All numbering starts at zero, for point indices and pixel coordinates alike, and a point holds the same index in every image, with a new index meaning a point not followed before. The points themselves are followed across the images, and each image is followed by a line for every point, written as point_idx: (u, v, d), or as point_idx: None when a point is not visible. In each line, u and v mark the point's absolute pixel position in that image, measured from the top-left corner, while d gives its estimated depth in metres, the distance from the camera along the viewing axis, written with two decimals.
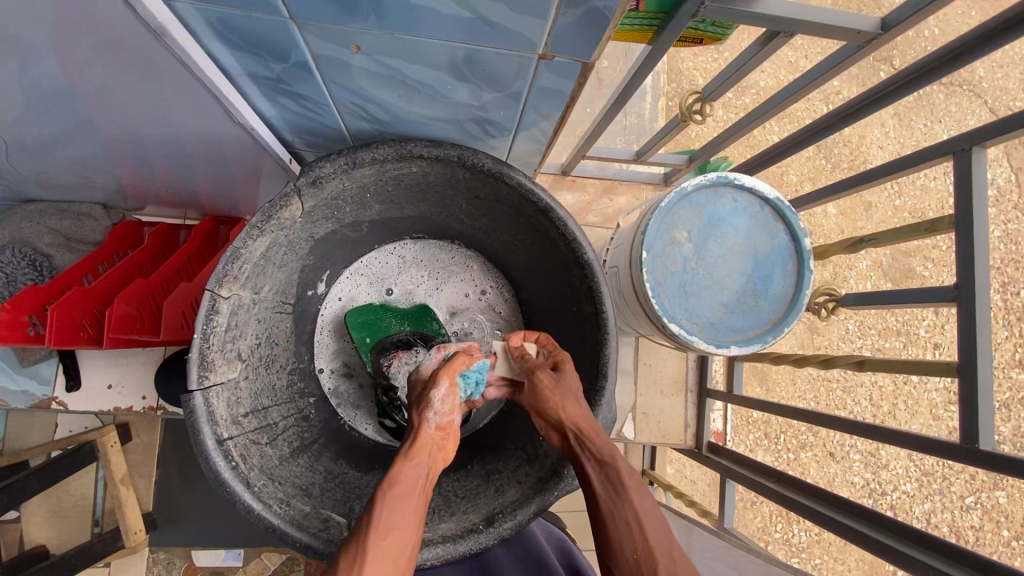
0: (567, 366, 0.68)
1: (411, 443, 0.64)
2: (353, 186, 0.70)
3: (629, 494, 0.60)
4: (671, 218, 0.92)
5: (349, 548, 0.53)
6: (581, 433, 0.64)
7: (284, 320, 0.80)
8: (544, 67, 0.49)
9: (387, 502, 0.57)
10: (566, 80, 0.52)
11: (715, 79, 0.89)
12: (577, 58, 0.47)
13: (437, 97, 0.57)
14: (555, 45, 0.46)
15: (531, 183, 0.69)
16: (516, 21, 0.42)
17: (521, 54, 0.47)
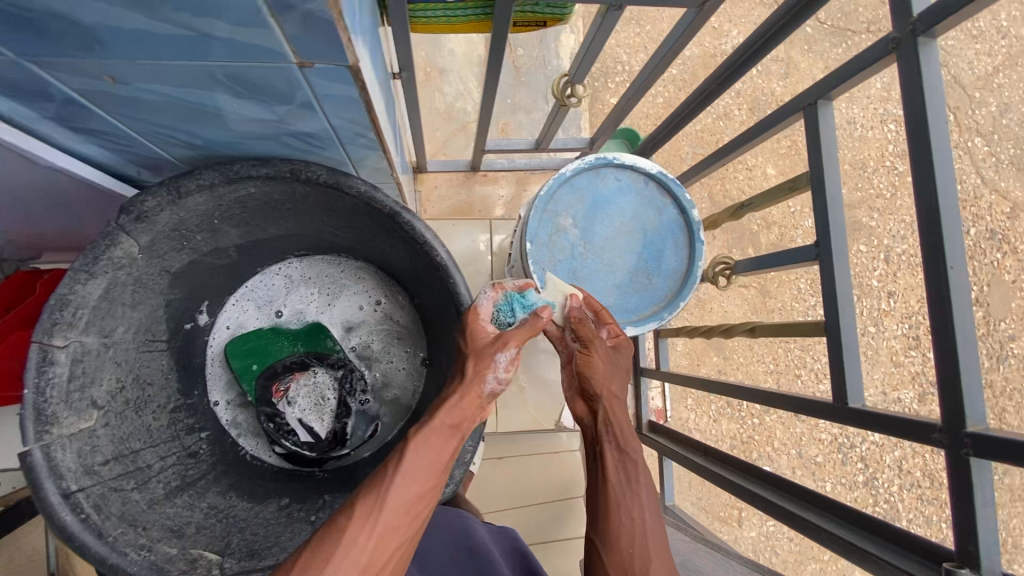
0: (622, 352, 0.86)
1: (454, 397, 0.66)
2: (191, 216, 0.68)
3: (645, 488, 0.79)
4: (554, 206, 0.91)
5: (369, 489, 0.58)
6: (614, 420, 0.82)
7: (156, 359, 0.78)
8: (312, 75, 0.47)
9: (417, 454, 0.61)
10: (346, 85, 0.50)
11: (576, 60, 0.87)
12: (338, 64, 0.45)
13: (232, 116, 0.55)
14: (302, 52, 0.44)
15: (371, 189, 0.67)
16: (238, 32, 0.40)
17: (276, 65, 0.45)
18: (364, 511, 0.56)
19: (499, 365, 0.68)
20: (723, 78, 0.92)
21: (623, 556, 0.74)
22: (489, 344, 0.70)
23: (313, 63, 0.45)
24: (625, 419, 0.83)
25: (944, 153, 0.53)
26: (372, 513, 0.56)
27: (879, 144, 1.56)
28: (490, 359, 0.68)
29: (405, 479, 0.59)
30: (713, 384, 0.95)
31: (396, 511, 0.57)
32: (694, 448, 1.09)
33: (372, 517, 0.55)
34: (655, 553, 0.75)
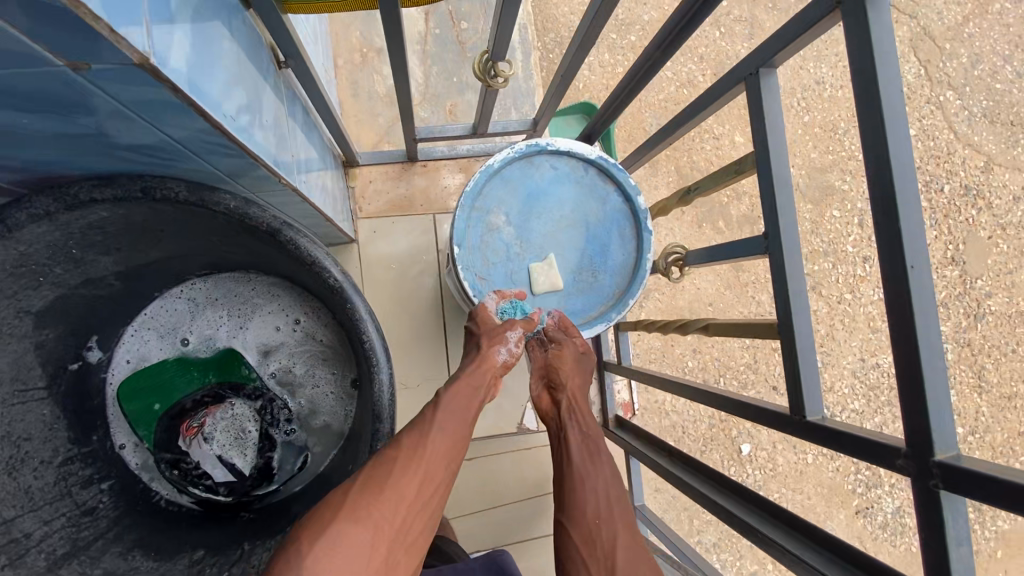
0: (588, 354, 0.81)
1: (470, 365, 0.71)
2: (37, 248, 0.58)
3: (610, 462, 0.73)
4: (483, 202, 0.81)
5: (412, 431, 0.62)
6: (576, 405, 0.77)
7: (34, 409, 0.69)
8: (101, 80, 0.39)
9: (449, 410, 0.66)
10: (152, 89, 0.40)
11: (491, 35, 0.77)
12: (122, 63, 0.36)
13: (37, 131, 0.45)
14: (62, 50, 0.35)
15: (244, 204, 0.57)
16: None
17: (39, 69, 0.36)
18: (409, 448, 0.59)
19: (508, 341, 0.74)
20: (666, 44, 0.82)
21: (589, 529, 0.67)
22: (499, 325, 0.75)
23: (87, 65, 0.36)
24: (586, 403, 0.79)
25: (897, 127, 0.45)
26: (418, 451, 0.59)
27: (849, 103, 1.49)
28: (503, 334, 0.74)
29: (444, 428, 0.63)
30: (672, 385, 0.87)
31: (439, 451, 0.61)
32: (660, 448, 1.02)
33: (419, 454, 0.59)
34: (625, 525, 0.67)
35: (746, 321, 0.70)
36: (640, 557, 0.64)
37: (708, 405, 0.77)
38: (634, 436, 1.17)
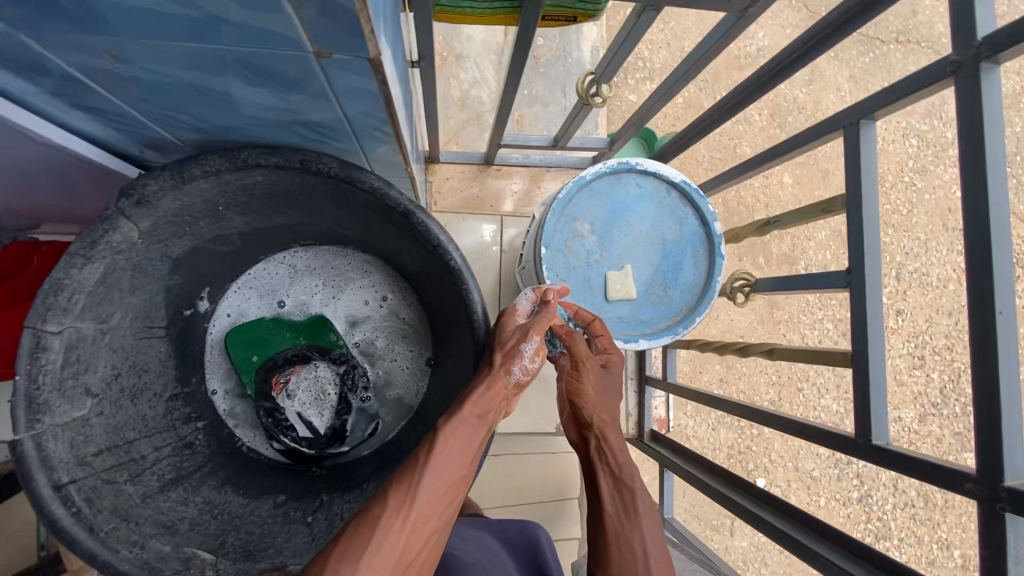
0: (609, 373, 0.78)
1: (478, 387, 0.61)
2: (195, 202, 0.65)
3: (645, 513, 0.64)
4: (572, 209, 0.87)
5: (401, 481, 0.54)
6: (606, 439, 0.70)
7: (153, 346, 0.76)
8: (330, 67, 0.44)
9: (447, 447, 0.56)
10: (365, 79, 0.46)
11: (605, 58, 0.84)
12: (358, 55, 0.42)
13: (242, 102, 0.51)
14: (320, 42, 0.40)
15: (385, 185, 0.64)
16: (252, 17, 0.37)
17: (288, 54, 0.42)
18: (395, 503, 0.52)
19: (524, 356, 0.65)
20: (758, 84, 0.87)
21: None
22: (515, 335, 0.67)
23: (330, 54, 0.42)
24: (617, 437, 0.70)
25: (999, 190, 0.50)
26: (405, 505, 0.52)
27: (899, 158, 1.53)
28: (516, 348, 0.65)
29: (439, 473, 0.55)
30: (725, 401, 0.93)
31: (429, 503, 0.53)
32: (699, 463, 1.08)
33: (407, 509, 0.52)
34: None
35: (813, 348, 0.76)
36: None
37: (762, 422, 0.82)
38: (669, 450, 1.22)
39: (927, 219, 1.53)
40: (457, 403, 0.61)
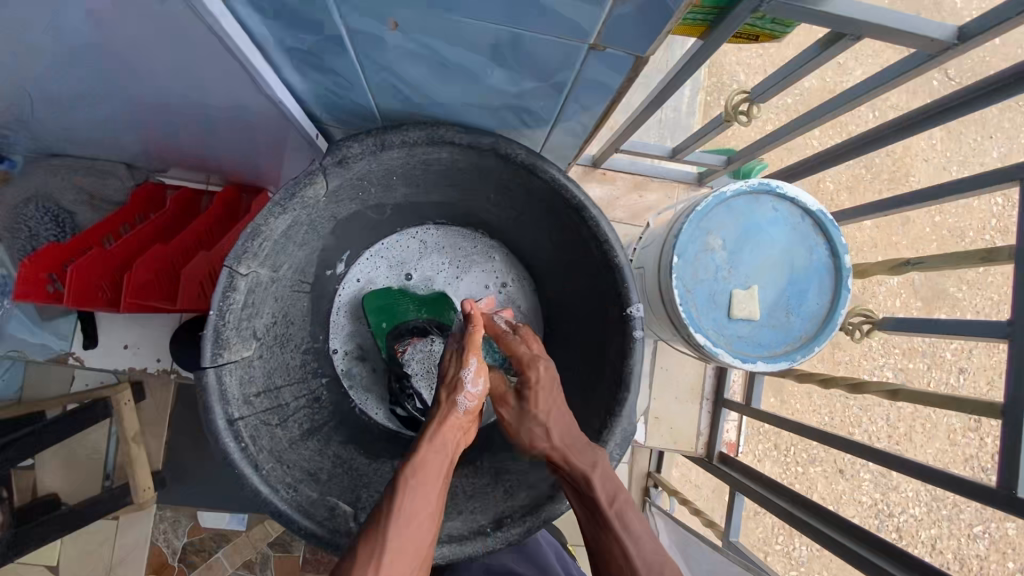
0: (541, 386, 0.69)
1: (430, 430, 0.65)
2: (380, 168, 0.68)
3: (621, 513, 0.61)
4: (707, 223, 0.88)
5: (371, 531, 0.55)
6: (563, 454, 0.64)
7: (300, 300, 0.78)
8: (594, 59, 0.46)
9: (411, 491, 0.58)
10: (616, 74, 0.48)
11: (764, 83, 0.84)
12: (632, 52, 0.44)
13: (475, 81, 0.53)
14: (608, 36, 0.42)
15: (564, 177, 0.65)
16: (570, 6, 0.39)
17: (568, 42, 0.43)
18: (366, 555, 0.53)
19: (473, 390, 0.68)
20: None
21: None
22: (452, 365, 0.70)
23: (605, 46, 0.43)
24: (578, 445, 0.65)
25: None
26: (377, 555, 0.53)
27: (982, 216, 1.56)
28: (459, 378, 0.68)
29: (406, 517, 0.56)
30: (833, 437, 0.95)
31: (401, 547, 0.54)
32: (783, 494, 1.10)
33: (377, 560, 0.53)
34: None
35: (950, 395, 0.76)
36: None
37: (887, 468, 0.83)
38: (742, 474, 1.22)
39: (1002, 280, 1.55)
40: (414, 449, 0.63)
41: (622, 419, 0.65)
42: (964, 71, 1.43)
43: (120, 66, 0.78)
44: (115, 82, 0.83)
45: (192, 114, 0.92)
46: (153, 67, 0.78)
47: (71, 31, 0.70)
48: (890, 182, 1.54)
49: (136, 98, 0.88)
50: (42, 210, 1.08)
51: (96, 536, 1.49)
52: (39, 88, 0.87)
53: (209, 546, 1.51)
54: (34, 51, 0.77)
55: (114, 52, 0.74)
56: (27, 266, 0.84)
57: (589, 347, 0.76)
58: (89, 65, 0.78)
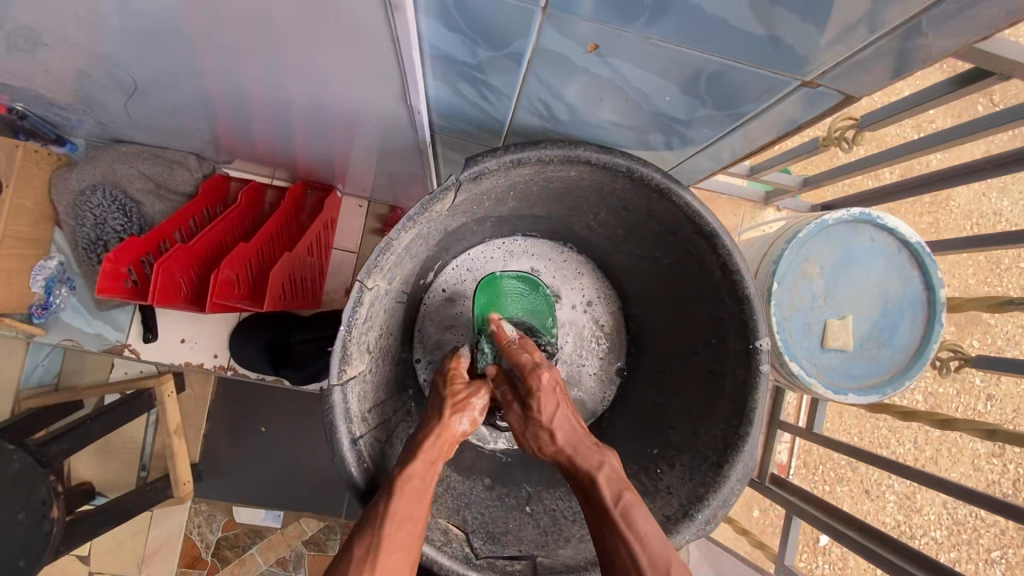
0: (547, 390, 0.65)
1: (431, 435, 0.63)
2: (504, 184, 0.66)
3: (627, 513, 0.56)
4: (805, 250, 0.86)
5: (364, 531, 0.55)
6: (565, 453, 0.62)
7: (399, 310, 0.76)
8: (797, 94, 0.45)
9: (406, 494, 0.57)
10: (806, 107, 0.48)
11: (879, 111, 0.82)
12: (841, 90, 0.44)
13: (643, 105, 0.51)
14: (830, 74, 0.42)
15: (698, 204, 0.62)
16: (813, 45, 0.38)
17: (782, 78, 0.43)
18: (360, 555, 0.53)
19: (475, 408, 0.67)
20: (1004, 161, 0.85)
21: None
22: (464, 391, 0.68)
23: (816, 83, 0.43)
24: (582, 445, 0.62)
25: None
26: (368, 560, 0.53)
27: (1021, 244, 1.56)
28: (468, 401, 0.67)
29: (401, 518, 0.55)
30: (929, 476, 0.94)
31: (395, 549, 0.54)
32: (845, 520, 1.10)
33: (368, 566, 0.52)
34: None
35: None
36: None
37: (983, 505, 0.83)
38: (794, 495, 1.23)
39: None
40: (411, 451, 0.61)
41: (744, 455, 0.63)
42: None
43: (219, 65, 0.75)
44: (207, 77, 0.80)
45: (274, 113, 0.89)
46: (252, 69, 0.74)
47: (178, 27, 0.66)
48: (933, 207, 1.53)
49: (223, 92, 0.84)
50: (106, 196, 1.05)
51: (129, 527, 1.47)
52: (123, 78, 0.84)
53: (243, 542, 1.50)
54: (133, 45, 0.73)
55: (215, 51, 0.70)
56: (111, 261, 0.83)
57: (694, 374, 0.75)
58: (184, 60, 0.75)
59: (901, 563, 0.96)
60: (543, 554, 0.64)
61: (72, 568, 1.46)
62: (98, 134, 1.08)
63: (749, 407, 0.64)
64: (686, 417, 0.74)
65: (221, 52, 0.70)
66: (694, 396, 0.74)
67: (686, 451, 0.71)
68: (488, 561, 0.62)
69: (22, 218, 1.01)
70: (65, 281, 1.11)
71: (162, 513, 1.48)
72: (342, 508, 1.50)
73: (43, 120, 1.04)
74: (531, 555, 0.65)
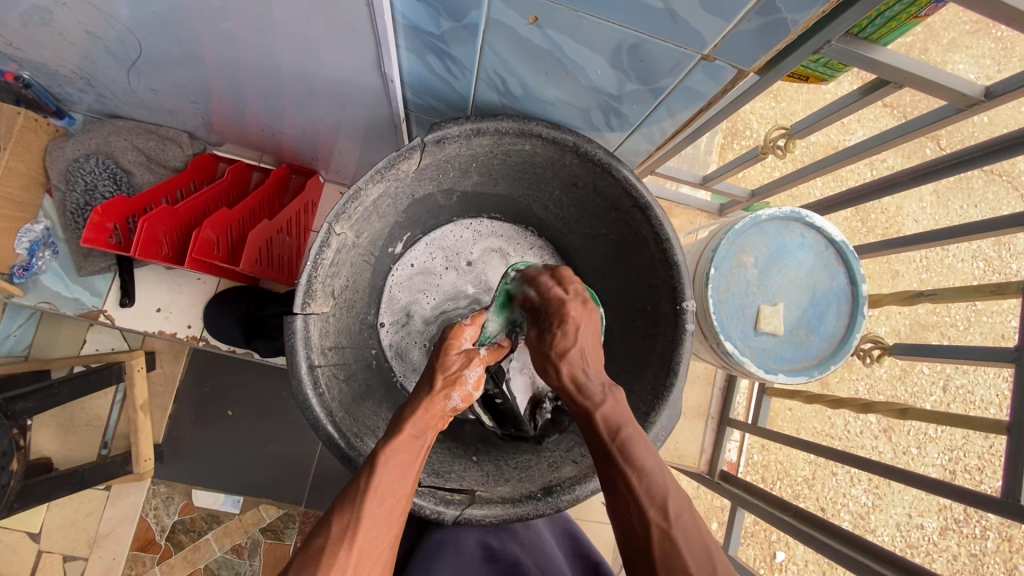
0: (571, 326, 0.66)
1: (417, 409, 0.64)
2: (466, 153, 0.74)
3: (626, 445, 0.59)
4: (741, 241, 0.95)
5: (343, 508, 0.56)
6: (574, 387, 0.64)
7: (367, 269, 0.83)
8: (700, 67, 0.55)
9: (387, 467, 0.59)
10: (712, 82, 0.57)
11: (807, 118, 0.94)
12: (735, 64, 0.53)
13: (581, 80, 0.61)
14: (722, 48, 0.51)
15: (634, 179, 0.70)
16: (703, 20, 0.47)
17: (686, 52, 0.52)
18: (337, 533, 0.54)
19: (468, 382, 0.68)
20: (919, 174, 0.99)
21: (631, 526, 0.56)
22: (456, 362, 0.69)
23: (713, 58, 0.53)
24: (591, 380, 0.64)
25: None
26: (348, 536, 0.54)
27: (964, 278, 1.68)
28: (460, 376, 0.67)
29: (382, 491, 0.57)
30: (850, 456, 1.05)
31: (373, 523, 0.55)
32: (783, 507, 1.17)
33: (349, 542, 0.54)
34: (669, 514, 0.54)
35: (955, 414, 0.88)
36: (703, 550, 0.53)
37: (893, 475, 0.96)
38: (742, 490, 1.29)
39: (979, 339, 1.69)
40: (394, 426, 0.63)
41: (669, 405, 0.70)
42: (954, 142, 1.60)
43: (213, 49, 0.82)
44: (200, 61, 0.87)
45: (262, 99, 0.96)
46: (240, 52, 0.81)
47: (179, 11, 0.74)
48: (882, 237, 1.66)
49: (214, 77, 0.92)
50: (99, 165, 1.11)
51: (83, 505, 1.44)
52: (124, 56, 0.90)
53: (200, 527, 1.45)
54: (138, 26, 0.81)
55: (209, 34, 0.78)
56: (97, 215, 0.92)
57: (634, 340, 0.82)
58: (183, 42, 0.82)
59: (828, 538, 1.04)
60: (483, 488, 0.70)
61: (21, 546, 1.43)
62: (96, 109, 1.14)
63: (674, 360, 0.71)
64: (625, 378, 0.82)
65: (214, 35, 0.78)
66: (635, 358, 0.80)
67: None
68: (429, 489, 0.67)
69: (14, 181, 1.06)
70: (49, 246, 1.14)
71: (117, 493, 1.45)
72: (303, 496, 1.47)
73: (45, 91, 1.10)
74: (471, 489, 0.70)
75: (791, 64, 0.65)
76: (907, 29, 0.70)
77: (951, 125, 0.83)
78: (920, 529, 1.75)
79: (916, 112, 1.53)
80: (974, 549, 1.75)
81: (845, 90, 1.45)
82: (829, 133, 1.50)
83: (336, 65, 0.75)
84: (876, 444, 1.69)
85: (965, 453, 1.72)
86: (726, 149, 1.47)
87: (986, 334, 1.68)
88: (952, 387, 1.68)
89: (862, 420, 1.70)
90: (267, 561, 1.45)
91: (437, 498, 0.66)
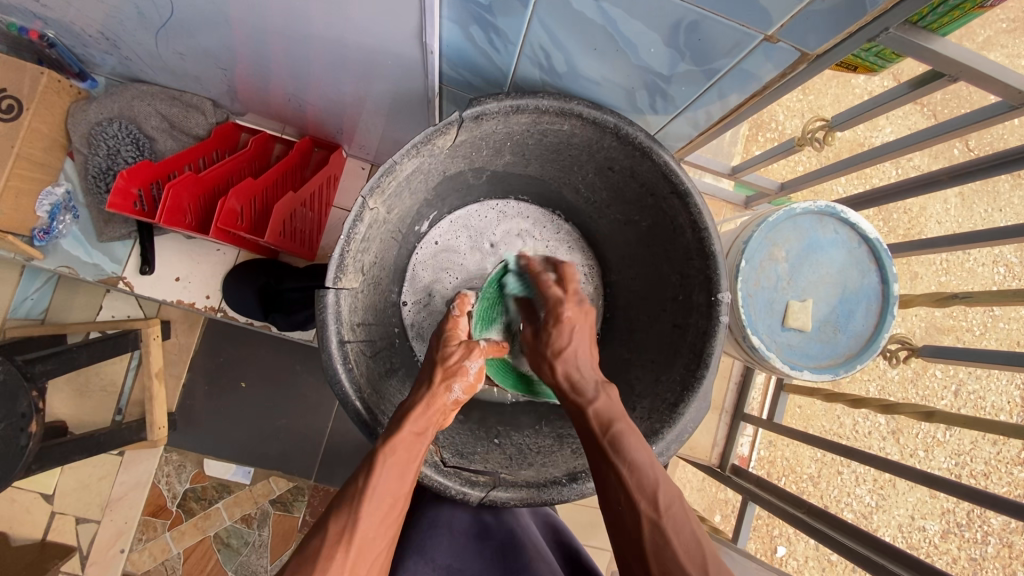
0: (565, 325, 0.70)
1: (419, 405, 0.64)
2: (503, 130, 0.71)
3: (616, 439, 0.60)
4: (774, 234, 0.93)
5: (342, 509, 0.57)
6: (569, 386, 0.67)
7: (394, 244, 0.82)
8: (761, 49, 0.54)
9: (386, 469, 0.59)
10: (768, 64, 0.56)
11: (848, 111, 0.91)
12: (799, 48, 0.52)
13: (630, 59, 0.59)
14: (787, 30, 0.50)
15: (675, 164, 0.68)
16: None
17: (750, 32, 0.51)
18: (334, 536, 0.56)
19: (468, 374, 0.69)
20: (956, 174, 0.96)
21: (622, 517, 0.57)
22: (456, 352, 0.70)
23: (777, 40, 0.52)
24: (586, 378, 0.67)
25: None
26: (343, 539, 0.55)
27: (984, 281, 1.65)
28: (460, 365, 0.68)
29: (382, 491, 0.59)
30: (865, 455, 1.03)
31: (372, 524, 0.57)
32: (794, 503, 1.16)
33: (344, 544, 0.55)
34: (660, 506, 0.55)
35: (985, 419, 0.86)
36: (693, 540, 0.54)
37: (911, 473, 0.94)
38: (752, 484, 1.29)
39: (994, 345, 1.67)
40: (396, 421, 0.62)
41: (699, 396, 0.69)
42: (983, 144, 1.56)
43: (239, 13, 0.80)
44: (226, 25, 0.85)
45: (288, 69, 0.94)
46: (269, 18, 0.78)
47: None
48: (903, 238, 1.63)
49: (240, 43, 0.89)
50: (122, 129, 1.10)
51: (98, 469, 1.46)
52: (150, 16, 0.88)
53: (210, 495, 1.46)
54: None
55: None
56: (123, 180, 0.92)
57: (662, 330, 0.81)
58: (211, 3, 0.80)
59: (843, 539, 1.02)
60: (508, 471, 0.70)
61: (35, 506, 1.45)
62: (120, 72, 1.12)
63: (705, 351, 0.70)
64: (650, 368, 0.81)
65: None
66: (663, 349, 0.80)
67: (648, 397, 0.77)
68: (454, 470, 0.68)
69: (36, 142, 1.03)
70: (69, 210, 1.12)
71: (130, 459, 1.46)
72: (313, 470, 1.47)
73: (69, 52, 1.08)
74: (496, 472, 0.70)
75: (841, 54, 0.61)
76: (970, 20, 0.67)
77: (1001, 123, 0.80)
78: (922, 531, 1.75)
79: (948, 110, 1.49)
80: (974, 554, 1.75)
81: (877, 86, 1.41)
82: (857, 129, 1.46)
83: (366, 34, 0.73)
84: (884, 445, 1.68)
85: (972, 458, 1.71)
86: (751, 141, 1.44)
87: (1002, 340, 1.66)
88: (964, 392, 1.66)
89: (872, 421, 1.69)
90: (276, 532, 1.46)
91: (462, 479, 0.67)
